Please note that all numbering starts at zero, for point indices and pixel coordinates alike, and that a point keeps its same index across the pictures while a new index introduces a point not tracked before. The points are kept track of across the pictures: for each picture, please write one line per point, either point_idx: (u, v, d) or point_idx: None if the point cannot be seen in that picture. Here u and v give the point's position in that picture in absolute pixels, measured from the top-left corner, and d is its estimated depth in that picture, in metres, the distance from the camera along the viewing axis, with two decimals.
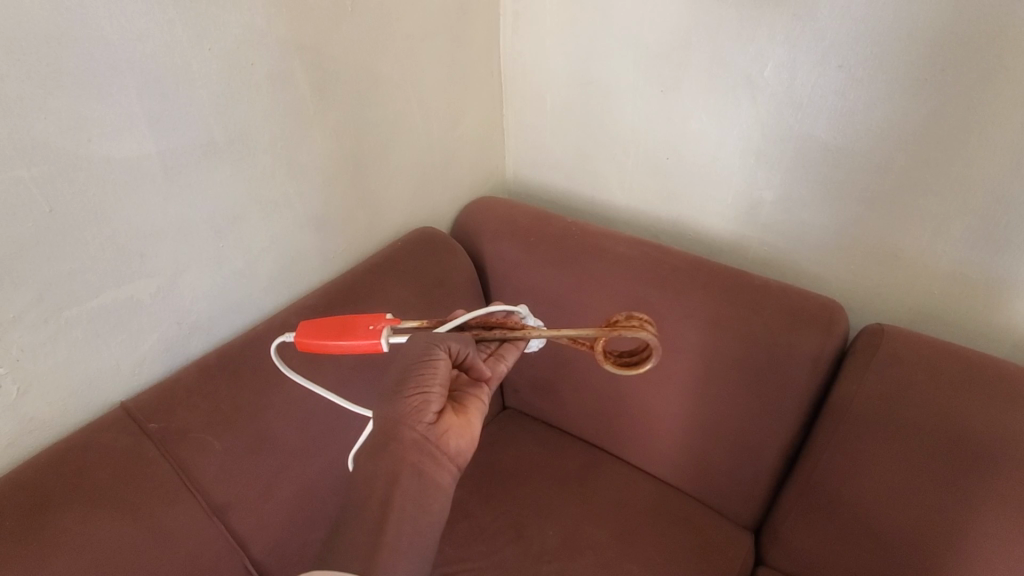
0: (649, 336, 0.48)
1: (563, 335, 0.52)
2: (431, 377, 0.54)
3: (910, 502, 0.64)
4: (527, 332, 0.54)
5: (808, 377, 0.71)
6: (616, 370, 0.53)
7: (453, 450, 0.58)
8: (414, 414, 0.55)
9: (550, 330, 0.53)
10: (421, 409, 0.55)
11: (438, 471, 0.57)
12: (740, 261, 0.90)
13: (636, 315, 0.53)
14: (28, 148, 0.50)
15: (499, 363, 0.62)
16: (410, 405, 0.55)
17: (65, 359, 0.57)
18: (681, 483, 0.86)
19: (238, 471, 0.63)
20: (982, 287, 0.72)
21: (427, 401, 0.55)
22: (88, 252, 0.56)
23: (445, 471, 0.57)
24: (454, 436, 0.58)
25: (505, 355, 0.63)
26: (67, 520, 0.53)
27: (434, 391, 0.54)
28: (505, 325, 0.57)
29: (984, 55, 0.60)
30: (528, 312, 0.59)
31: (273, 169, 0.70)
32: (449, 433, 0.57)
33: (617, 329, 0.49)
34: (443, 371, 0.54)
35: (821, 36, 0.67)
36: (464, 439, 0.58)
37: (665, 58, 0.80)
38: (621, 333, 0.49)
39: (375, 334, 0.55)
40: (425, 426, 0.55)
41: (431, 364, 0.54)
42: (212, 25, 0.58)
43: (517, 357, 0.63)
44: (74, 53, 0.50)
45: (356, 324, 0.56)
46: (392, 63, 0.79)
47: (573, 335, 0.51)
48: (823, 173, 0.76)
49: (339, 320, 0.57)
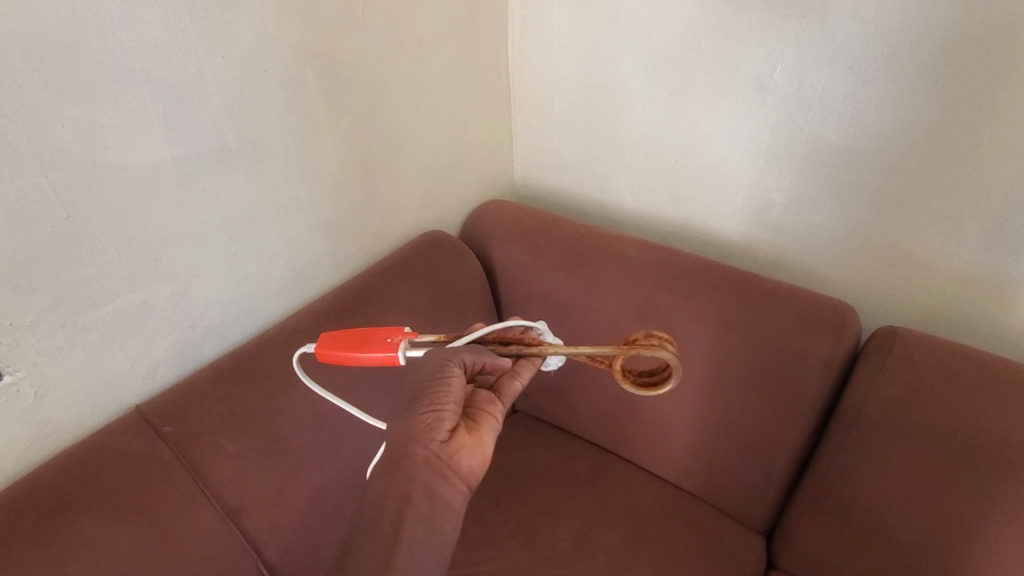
0: (669, 355, 0.47)
1: (581, 352, 0.50)
2: (445, 394, 0.54)
3: (925, 508, 0.63)
4: (544, 348, 0.54)
5: (820, 380, 0.71)
6: (635, 389, 0.51)
7: (465, 469, 0.56)
8: (427, 431, 0.54)
9: (567, 347, 0.51)
10: (434, 426, 0.54)
11: (449, 491, 0.55)
12: (751, 263, 0.90)
13: (655, 334, 0.51)
14: (46, 155, 0.50)
15: (515, 381, 0.59)
16: (423, 422, 0.54)
17: (81, 363, 0.58)
18: (689, 486, 0.86)
19: (252, 474, 0.64)
20: (994, 289, 0.72)
21: (439, 419, 0.55)
22: (104, 258, 0.57)
23: (456, 491, 0.56)
24: (466, 454, 0.56)
25: (521, 372, 0.58)
26: (84, 523, 0.54)
27: (448, 408, 0.54)
28: (520, 340, 0.57)
29: (992, 56, 0.59)
30: (546, 328, 0.58)
31: (285, 175, 0.70)
32: (460, 452, 0.56)
33: (636, 348, 0.48)
34: (457, 389, 0.54)
35: (829, 38, 0.67)
36: (476, 458, 0.57)
37: (674, 62, 0.80)
38: (640, 352, 0.47)
39: (392, 347, 0.55)
40: (438, 444, 0.55)
41: (445, 382, 0.54)
42: (226, 33, 0.59)
43: (533, 373, 0.59)
44: (90, 61, 0.51)
45: (374, 336, 0.56)
46: (403, 69, 0.79)
47: (590, 352, 0.50)
48: (833, 175, 0.75)
49: (358, 331, 0.57)
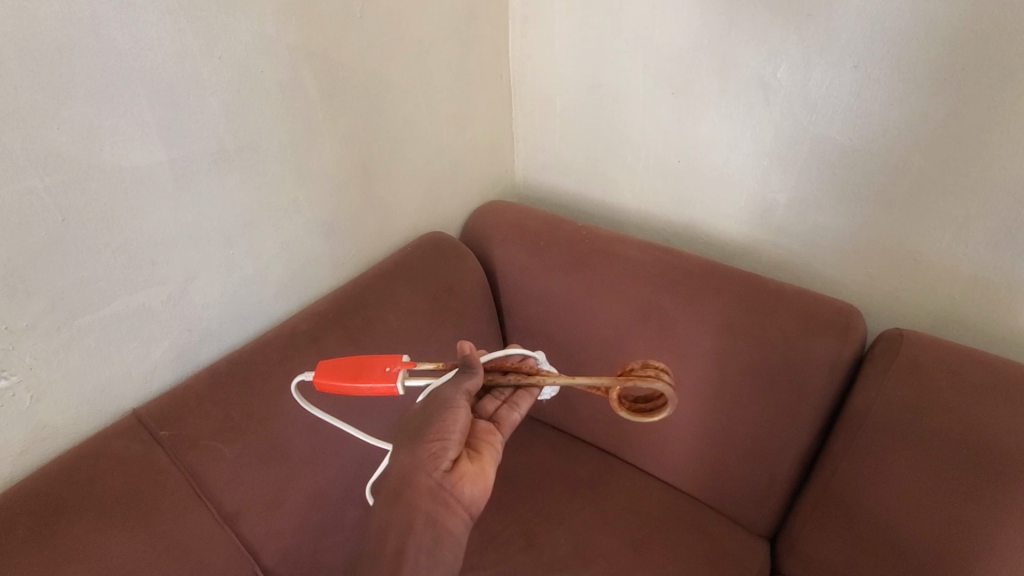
0: (664, 387, 0.47)
1: (578, 383, 0.50)
2: (451, 424, 0.53)
3: (932, 512, 0.61)
4: (541, 378, 0.53)
5: (825, 383, 0.70)
6: (629, 417, 0.51)
7: (467, 497, 0.54)
8: (431, 460, 0.53)
9: (566, 378, 0.51)
10: (438, 454, 0.53)
11: (451, 520, 0.53)
12: (754, 264, 0.89)
13: (652, 363, 0.51)
14: (41, 157, 0.50)
15: (513, 411, 0.60)
16: (428, 451, 0.53)
17: (77, 366, 0.58)
18: (694, 491, 0.85)
19: (249, 478, 0.63)
20: (1002, 291, 0.70)
21: (444, 448, 0.53)
22: (100, 260, 0.56)
23: (458, 519, 0.53)
24: (468, 482, 0.54)
25: (520, 402, 0.60)
26: (79, 529, 0.53)
27: (453, 439, 0.53)
28: (519, 370, 0.55)
29: (1002, 54, 0.58)
30: (543, 357, 0.58)
31: (284, 176, 0.70)
32: (463, 479, 0.53)
33: (629, 379, 0.48)
34: (463, 419, 0.53)
35: (834, 36, 0.66)
36: (478, 486, 0.54)
37: (678, 61, 0.79)
38: (637, 384, 0.47)
39: (390, 377, 0.53)
40: (441, 472, 0.53)
41: (451, 411, 0.53)
42: (223, 34, 0.58)
43: (530, 405, 0.60)
44: (85, 62, 0.50)
45: (373, 366, 0.54)
46: (402, 71, 0.79)
47: (587, 383, 0.50)
48: (837, 174, 0.74)
49: (356, 360, 0.56)
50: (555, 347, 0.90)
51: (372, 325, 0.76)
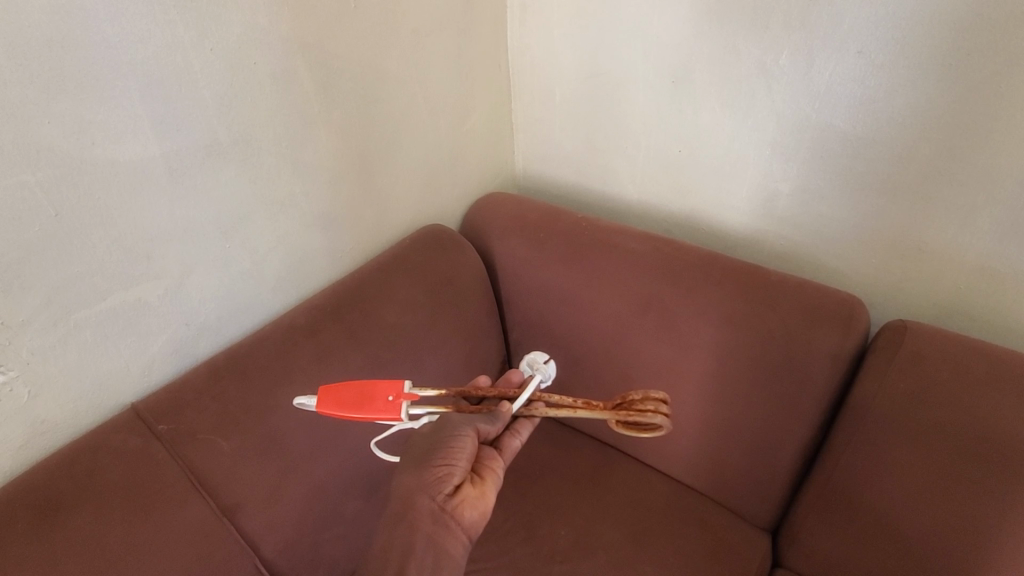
0: (662, 421, 0.48)
1: (575, 409, 0.51)
2: (458, 450, 0.53)
3: (937, 516, 0.61)
4: (535, 408, 0.54)
5: (826, 376, 0.69)
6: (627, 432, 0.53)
7: (467, 522, 0.53)
8: (435, 484, 0.52)
9: (564, 408, 0.52)
10: (443, 480, 0.52)
11: (450, 541, 0.52)
12: (756, 255, 0.88)
13: (652, 393, 0.50)
14: (31, 152, 0.50)
15: (514, 439, 0.58)
16: (433, 476, 0.52)
17: (74, 361, 0.58)
18: (696, 484, 0.85)
19: (248, 471, 0.63)
20: (1010, 281, 0.69)
21: (450, 472, 0.52)
22: (95, 255, 0.56)
23: (458, 542, 0.52)
24: (469, 506, 0.53)
25: (521, 430, 0.59)
26: (78, 522, 0.54)
27: (459, 465, 0.52)
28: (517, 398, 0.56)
29: (1010, 38, 0.57)
30: (539, 367, 0.55)
31: (278, 169, 0.69)
32: (464, 504, 0.52)
33: (628, 412, 0.49)
34: (470, 447, 0.53)
35: (837, 22, 0.65)
36: (478, 510, 0.53)
37: (677, 48, 0.78)
38: (634, 420, 0.48)
39: (394, 408, 0.53)
40: (443, 497, 0.52)
41: (458, 440, 0.53)
42: (214, 25, 0.58)
43: (531, 432, 0.59)
44: (75, 56, 0.50)
45: (374, 395, 0.54)
46: (398, 62, 0.78)
47: (584, 410, 0.51)
48: (842, 163, 0.73)
49: (354, 387, 0.55)
50: (556, 339, 0.89)
51: (372, 319, 0.75)
